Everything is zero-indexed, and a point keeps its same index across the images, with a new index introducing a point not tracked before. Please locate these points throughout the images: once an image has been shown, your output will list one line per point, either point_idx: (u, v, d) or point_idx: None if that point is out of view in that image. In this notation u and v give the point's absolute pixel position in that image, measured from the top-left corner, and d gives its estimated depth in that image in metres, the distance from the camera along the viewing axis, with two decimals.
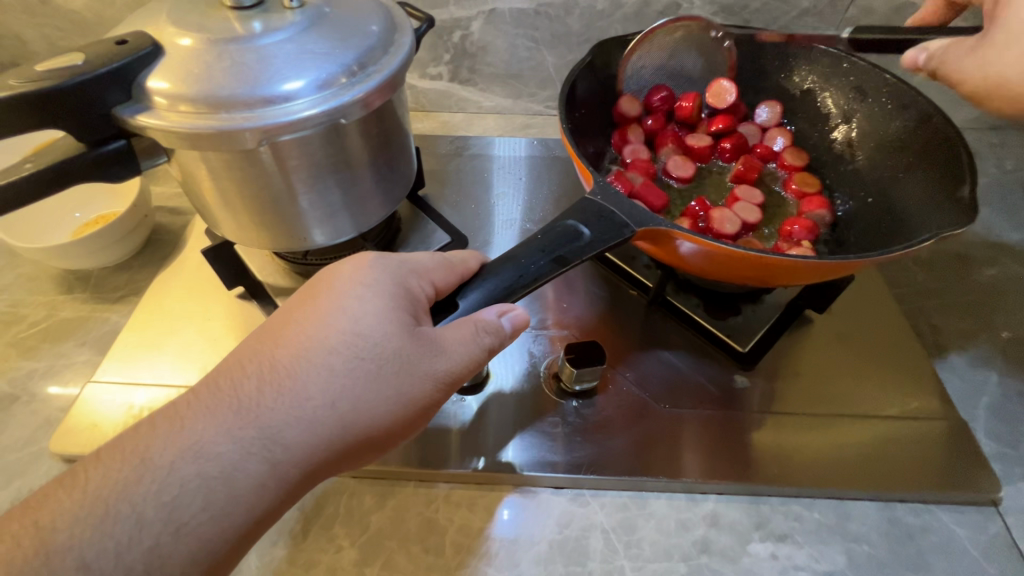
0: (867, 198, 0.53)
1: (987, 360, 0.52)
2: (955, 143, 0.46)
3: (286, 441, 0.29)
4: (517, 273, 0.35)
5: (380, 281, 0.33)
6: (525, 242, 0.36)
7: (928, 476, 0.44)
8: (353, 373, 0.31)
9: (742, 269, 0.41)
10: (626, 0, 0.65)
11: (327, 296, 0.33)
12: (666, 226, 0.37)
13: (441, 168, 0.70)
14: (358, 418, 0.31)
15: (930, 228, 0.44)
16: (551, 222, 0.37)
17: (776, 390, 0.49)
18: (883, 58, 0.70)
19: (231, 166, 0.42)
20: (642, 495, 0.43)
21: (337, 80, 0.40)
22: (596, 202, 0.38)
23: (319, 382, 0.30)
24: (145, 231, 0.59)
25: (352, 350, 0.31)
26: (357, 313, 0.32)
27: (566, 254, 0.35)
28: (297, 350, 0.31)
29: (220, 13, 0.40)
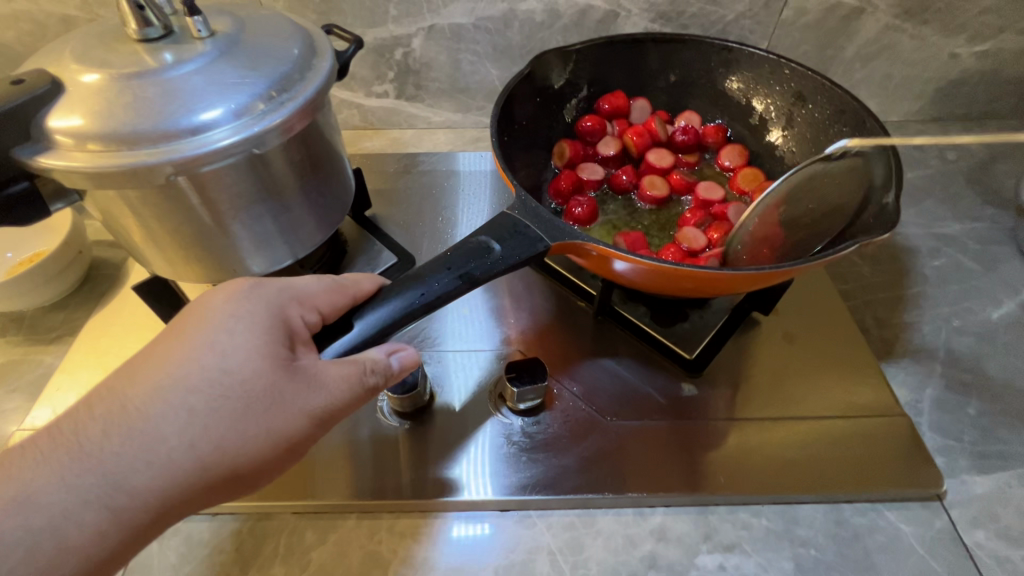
0: None
1: (931, 352, 0.53)
2: (887, 149, 0.46)
3: (134, 484, 0.28)
4: (419, 292, 0.34)
5: (252, 311, 0.32)
6: (435, 259, 0.36)
7: (873, 477, 0.44)
8: (210, 412, 0.30)
9: (673, 280, 0.41)
10: (564, 11, 0.66)
11: (195, 326, 0.32)
12: (580, 239, 0.37)
13: (390, 187, 0.69)
14: (215, 458, 0.30)
15: (861, 233, 0.44)
16: (464, 237, 0.37)
17: (728, 395, 0.49)
18: (823, 57, 0.72)
19: (150, 202, 0.41)
20: (589, 513, 0.43)
21: (253, 108, 0.39)
22: (513, 217, 0.38)
23: (172, 422, 0.29)
24: (81, 267, 0.57)
25: (213, 386, 0.30)
26: (222, 347, 0.31)
27: (473, 271, 0.35)
28: (152, 386, 0.30)
29: (126, 47, 0.38)
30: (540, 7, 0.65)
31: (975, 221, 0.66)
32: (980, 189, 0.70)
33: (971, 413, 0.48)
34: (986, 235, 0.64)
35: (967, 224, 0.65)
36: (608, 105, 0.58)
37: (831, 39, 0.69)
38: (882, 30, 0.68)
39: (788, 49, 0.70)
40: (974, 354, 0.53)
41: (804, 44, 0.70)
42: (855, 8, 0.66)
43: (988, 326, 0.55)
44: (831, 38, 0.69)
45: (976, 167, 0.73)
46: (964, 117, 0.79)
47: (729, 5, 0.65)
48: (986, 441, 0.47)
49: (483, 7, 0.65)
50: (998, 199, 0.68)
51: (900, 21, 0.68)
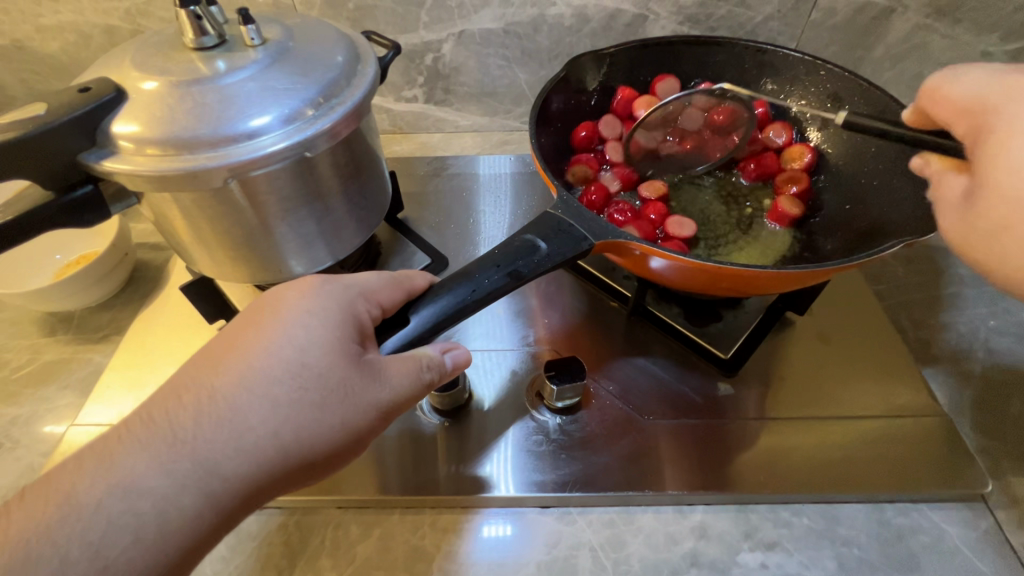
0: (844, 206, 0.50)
1: (970, 352, 0.52)
2: None
3: (227, 467, 0.29)
4: (469, 288, 0.35)
5: (325, 306, 0.34)
6: (483, 257, 0.36)
7: (915, 477, 0.43)
8: (292, 399, 0.31)
9: (713, 279, 0.41)
10: (593, 15, 0.66)
11: (273, 317, 0.33)
12: (626, 238, 0.37)
13: (420, 190, 0.71)
14: (295, 442, 0.31)
15: (900, 233, 0.42)
16: (511, 236, 0.37)
17: (764, 395, 0.49)
18: (852, 58, 0.71)
19: (202, 204, 0.43)
20: (628, 510, 0.43)
21: (303, 113, 0.40)
22: (556, 216, 0.38)
23: (258, 408, 0.30)
24: (126, 269, 0.59)
25: (294, 374, 0.31)
26: (302, 338, 0.32)
27: (520, 268, 0.35)
28: (237, 376, 0.31)
29: (182, 55, 0.40)
30: (569, 11, 0.66)
31: None
32: None
33: (1013, 414, 0.48)
34: None
35: None
36: (621, 98, 0.57)
37: (861, 39, 0.69)
38: (913, 29, 0.68)
39: (817, 50, 0.70)
40: (1015, 355, 0.52)
41: (834, 44, 0.70)
42: (886, 8, 0.66)
43: None
44: (861, 38, 0.69)
45: None
46: None
47: (758, 7, 0.66)
48: None
49: (513, 12, 0.66)
50: None
51: (932, 20, 0.67)
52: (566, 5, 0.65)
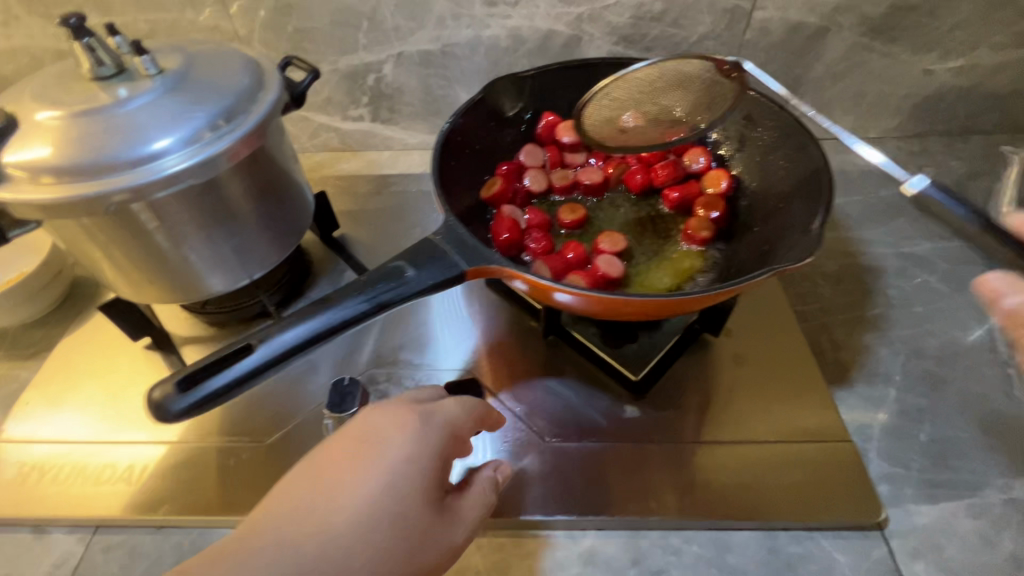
0: (752, 228, 0.49)
1: (886, 375, 0.52)
2: (823, 170, 0.43)
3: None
4: (324, 317, 0.33)
5: (425, 435, 0.36)
6: (348, 284, 0.36)
7: (813, 503, 0.43)
8: (356, 546, 0.31)
9: (615, 308, 0.41)
10: (527, 36, 0.67)
11: (331, 447, 0.35)
12: (493, 263, 0.38)
13: (360, 208, 0.71)
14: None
15: (786, 258, 0.41)
16: (381, 262, 0.37)
17: (670, 418, 0.49)
18: (792, 76, 0.71)
19: (101, 228, 0.43)
20: (520, 534, 0.43)
21: (203, 135, 0.42)
22: (434, 242, 0.38)
23: (308, 558, 0.30)
24: (61, 285, 0.60)
25: (359, 530, 0.32)
26: (362, 527, 0.32)
27: (385, 296, 0.35)
28: (305, 507, 0.32)
29: (82, 86, 0.41)
30: (504, 33, 0.67)
31: (947, 240, 0.64)
32: (955, 207, 0.68)
33: (922, 440, 0.47)
34: (956, 255, 0.63)
35: (937, 244, 0.64)
36: (545, 125, 0.57)
37: (799, 58, 0.69)
38: (849, 48, 0.68)
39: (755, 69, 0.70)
40: (932, 379, 0.51)
41: (772, 63, 0.70)
42: (820, 27, 0.66)
43: (949, 350, 0.54)
44: (799, 57, 0.69)
45: (953, 185, 0.71)
46: (943, 134, 0.78)
47: (691, 27, 0.66)
48: (935, 469, 0.45)
49: (449, 34, 0.67)
50: None
51: (868, 39, 0.67)
52: (500, 27, 0.66)
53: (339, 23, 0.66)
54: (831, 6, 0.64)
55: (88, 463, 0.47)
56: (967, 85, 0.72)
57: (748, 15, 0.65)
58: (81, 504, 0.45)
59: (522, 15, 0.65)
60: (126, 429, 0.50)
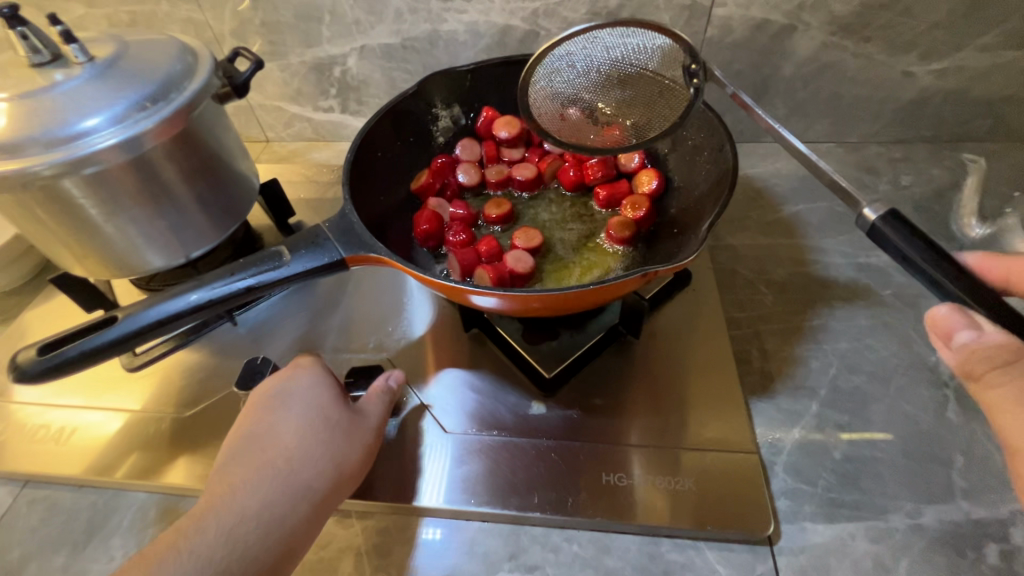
0: (671, 229, 0.49)
1: (812, 388, 0.50)
2: (731, 173, 0.42)
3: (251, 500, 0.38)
4: (195, 296, 0.36)
5: (308, 383, 0.45)
6: (228, 267, 0.38)
7: (701, 512, 0.42)
8: (303, 465, 0.40)
9: (514, 305, 0.41)
10: (485, 31, 0.67)
11: (248, 424, 0.43)
12: (376, 251, 0.39)
13: (322, 197, 0.74)
14: (284, 507, 0.38)
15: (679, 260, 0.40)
16: (265, 248, 0.39)
17: (575, 418, 0.49)
18: (760, 76, 0.69)
19: (37, 206, 0.46)
20: (408, 519, 0.45)
21: (132, 114, 0.44)
22: (323, 230, 0.40)
23: (267, 474, 0.39)
24: (36, 257, 0.65)
25: (288, 456, 0.40)
26: (279, 436, 0.41)
27: (259, 280, 0.37)
28: (249, 463, 0.40)
29: (18, 71, 0.44)
30: (462, 28, 0.67)
31: None
32: (926, 219, 0.65)
33: (836, 457, 0.45)
34: None
35: None
36: (484, 120, 0.57)
37: (765, 57, 0.67)
38: (818, 48, 0.65)
39: (720, 67, 0.68)
40: (861, 395, 0.49)
41: (737, 62, 0.68)
42: (785, 25, 0.64)
43: (886, 366, 0.51)
44: (765, 56, 0.67)
45: (931, 195, 0.67)
46: (930, 140, 0.73)
47: (649, 23, 0.65)
48: (842, 489, 0.43)
49: (408, 28, 0.68)
50: (945, 230, 0.63)
51: (838, 38, 0.64)
52: (457, 21, 0.67)
53: (302, 16, 0.68)
54: (795, 4, 0.62)
55: (27, 423, 0.51)
56: (953, 89, 0.67)
57: (708, 12, 0.63)
58: (12, 460, 0.48)
59: (478, 9, 0.65)
60: (65, 394, 0.53)
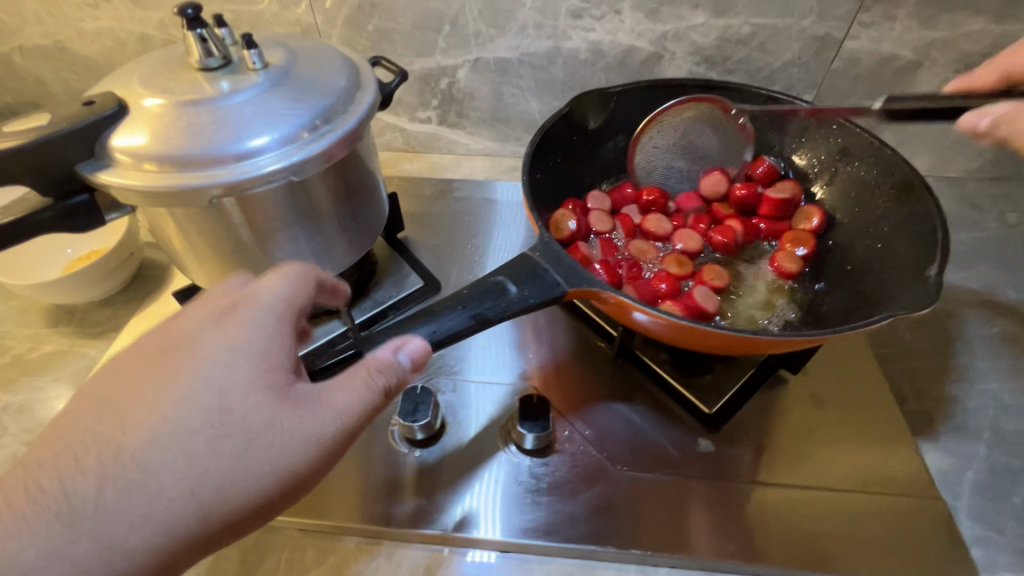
0: (844, 266, 0.49)
1: (973, 430, 0.50)
2: (937, 217, 0.42)
3: (187, 459, 0.30)
4: (432, 327, 0.36)
5: (339, 396, 0.33)
6: (452, 295, 0.38)
7: (898, 561, 0.41)
8: (249, 441, 0.31)
9: (691, 335, 0.39)
10: (607, 51, 0.66)
11: (202, 337, 0.33)
12: (599, 287, 0.38)
13: (424, 212, 0.71)
14: (236, 494, 0.31)
15: (897, 305, 0.40)
16: (483, 275, 0.38)
17: (744, 457, 0.48)
18: (874, 109, 0.69)
19: (195, 219, 0.43)
20: (591, 564, 0.43)
21: (300, 136, 0.41)
22: (534, 259, 0.39)
23: (206, 433, 0.31)
24: (131, 267, 0.61)
25: (259, 445, 0.31)
26: (221, 384, 0.32)
27: (487, 311, 0.36)
28: (183, 408, 0.31)
29: (188, 75, 0.41)
30: (584, 46, 0.66)
31: None
32: None
33: (1014, 503, 0.45)
34: None
35: None
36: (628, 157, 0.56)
37: (884, 92, 0.67)
38: (940, 84, 0.65)
39: (837, 98, 0.68)
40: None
41: (855, 94, 0.68)
42: (912, 61, 0.64)
43: None
44: (885, 90, 0.67)
45: None
46: None
47: (777, 52, 0.64)
48: None
49: (528, 44, 0.67)
50: None
51: None
52: (581, 40, 0.65)
53: (420, 25, 0.66)
54: (927, 41, 0.62)
55: None
56: None
57: (839, 43, 0.63)
58: None
59: (605, 29, 0.64)
60: None
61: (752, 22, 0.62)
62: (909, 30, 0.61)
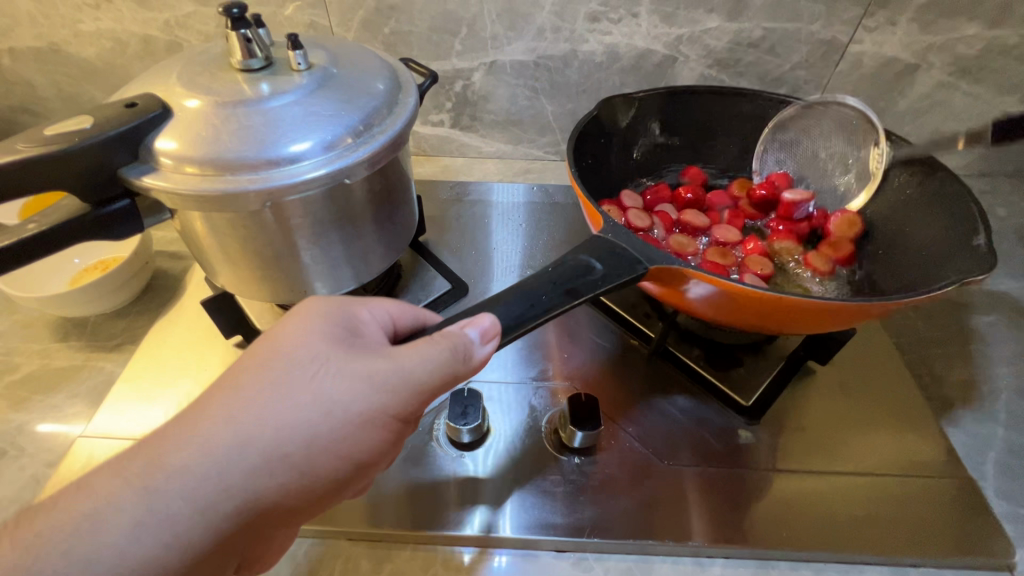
0: (878, 250, 0.53)
1: (991, 412, 0.52)
2: (968, 196, 0.47)
3: (252, 428, 0.31)
4: (528, 303, 0.35)
5: (410, 360, 0.33)
6: (537, 275, 0.37)
7: (940, 541, 0.43)
8: (316, 413, 0.32)
9: (759, 312, 0.41)
10: (623, 54, 0.67)
11: (279, 330, 0.35)
12: (682, 264, 0.39)
13: (442, 214, 0.70)
14: (290, 466, 0.31)
15: (953, 270, 0.44)
16: (565, 255, 0.39)
17: (784, 447, 0.49)
18: (874, 109, 0.72)
19: (235, 225, 0.42)
20: (647, 559, 0.43)
21: (342, 141, 0.40)
22: (608, 240, 0.40)
23: (273, 403, 0.31)
24: (145, 277, 0.59)
25: (322, 404, 0.32)
26: (293, 361, 0.33)
27: (580, 286, 0.37)
28: (258, 382, 0.32)
29: (229, 76, 0.40)
30: (601, 49, 0.67)
31: None
32: None
33: None
34: None
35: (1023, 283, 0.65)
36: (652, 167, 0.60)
37: (884, 93, 0.70)
38: (936, 86, 0.69)
39: None
40: None
41: (858, 95, 0.71)
42: (910, 64, 0.67)
43: None
44: (885, 92, 0.70)
45: None
46: (1013, 174, 0.78)
47: (786, 55, 0.67)
48: None
49: (546, 47, 0.67)
50: None
51: (955, 78, 0.68)
52: (598, 43, 0.66)
53: (437, 28, 0.66)
54: (925, 45, 0.65)
55: None
56: None
57: (844, 47, 0.66)
58: None
59: (622, 32, 0.65)
60: None
61: (764, 27, 0.64)
62: (909, 34, 0.64)
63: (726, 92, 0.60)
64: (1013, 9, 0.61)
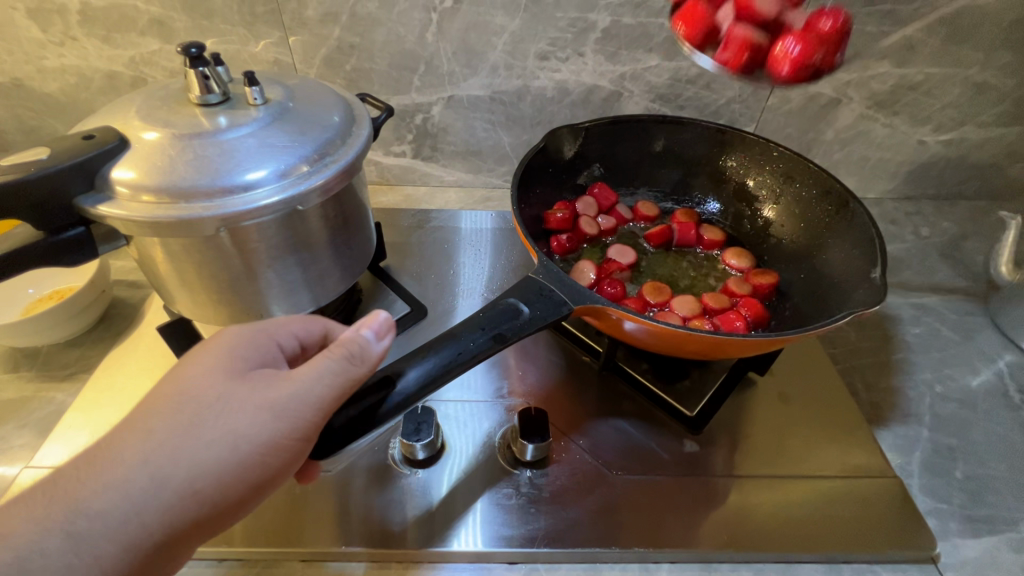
0: (801, 275, 0.58)
1: (917, 416, 0.56)
2: (872, 231, 0.51)
3: (157, 469, 0.32)
4: (456, 350, 0.38)
5: (310, 382, 0.35)
6: (468, 320, 0.41)
7: (871, 537, 0.46)
8: (220, 448, 0.33)
9: (681, 345, 0.44)
10: (573, 89, 0.72)
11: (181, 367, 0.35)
12: (602, 304, 0.42)
13: (403, 241, 0.73)
14: (199, 499, 0.33)
15: (853, 302, 0.48)
16: (495, 300, 0.42)
17: (727, 455, 0.51)
18: (805, 139, 0.78)
19: (191, 250, 0.43)
20: (596, 566, 0.44)
21: (297, 169, 0.42)
22: (538, 281, 0.43)
23: (176, 441, 0.32)
24: (101, 305, 0.59)
25: (229, 435, 0.33)
26: (197, 398, 0.34)
27: (504, 331, 0.40)
28: (162, 423, 0.33)
29: (187, 110, 0.42)
30: (551, 85, 0.72)
31: (951, 293, 0.70)
32: (953, 264, 0.75)
33: (958, 476, 0.51)
34: (960, 307, 0.69)
35: (943, 295, 0.70)
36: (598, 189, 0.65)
37: (812, 124, 0.76)
38: (857, 118, 0.75)
39: (774, 130, 0.77)
40: (957, 420, 0.56)
41: (789, 126, 0.77)
42: (833, 99, 0.74)
43: (967, 394, 0.58)
44: (812, 123, 0.76)
45: (950, 243, 0.78)
46: (934, 197, 0.85)
47: (721, 91, 0.72)
48: (973, 504, 0.49)
49: (500, 83, 0.72)
50: (969, 273, 0.73)
51: (873, 111, 0.75)
52: (549, 79, 0.71)
53: (396, 65, 0.70)
54: (844, 81, 0.72)
55: None
56: (957, 156, 0.79)
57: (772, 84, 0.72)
58: None
59: (571, 70, 0.70)
60: None
61: (699, 65, 0.70)
62: None
63: (667, 123, 0.63)
64: (916, 50, 0.69)
